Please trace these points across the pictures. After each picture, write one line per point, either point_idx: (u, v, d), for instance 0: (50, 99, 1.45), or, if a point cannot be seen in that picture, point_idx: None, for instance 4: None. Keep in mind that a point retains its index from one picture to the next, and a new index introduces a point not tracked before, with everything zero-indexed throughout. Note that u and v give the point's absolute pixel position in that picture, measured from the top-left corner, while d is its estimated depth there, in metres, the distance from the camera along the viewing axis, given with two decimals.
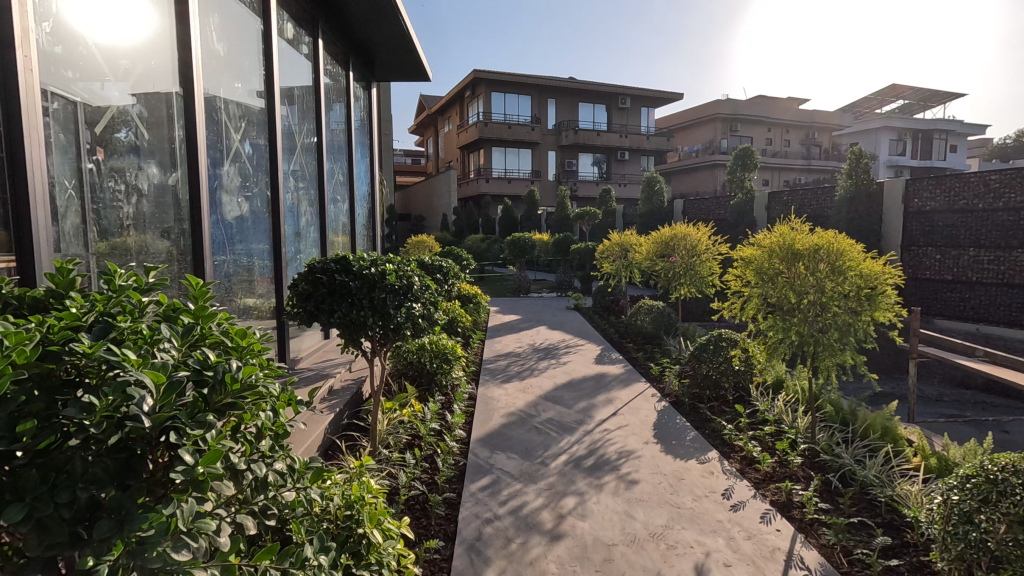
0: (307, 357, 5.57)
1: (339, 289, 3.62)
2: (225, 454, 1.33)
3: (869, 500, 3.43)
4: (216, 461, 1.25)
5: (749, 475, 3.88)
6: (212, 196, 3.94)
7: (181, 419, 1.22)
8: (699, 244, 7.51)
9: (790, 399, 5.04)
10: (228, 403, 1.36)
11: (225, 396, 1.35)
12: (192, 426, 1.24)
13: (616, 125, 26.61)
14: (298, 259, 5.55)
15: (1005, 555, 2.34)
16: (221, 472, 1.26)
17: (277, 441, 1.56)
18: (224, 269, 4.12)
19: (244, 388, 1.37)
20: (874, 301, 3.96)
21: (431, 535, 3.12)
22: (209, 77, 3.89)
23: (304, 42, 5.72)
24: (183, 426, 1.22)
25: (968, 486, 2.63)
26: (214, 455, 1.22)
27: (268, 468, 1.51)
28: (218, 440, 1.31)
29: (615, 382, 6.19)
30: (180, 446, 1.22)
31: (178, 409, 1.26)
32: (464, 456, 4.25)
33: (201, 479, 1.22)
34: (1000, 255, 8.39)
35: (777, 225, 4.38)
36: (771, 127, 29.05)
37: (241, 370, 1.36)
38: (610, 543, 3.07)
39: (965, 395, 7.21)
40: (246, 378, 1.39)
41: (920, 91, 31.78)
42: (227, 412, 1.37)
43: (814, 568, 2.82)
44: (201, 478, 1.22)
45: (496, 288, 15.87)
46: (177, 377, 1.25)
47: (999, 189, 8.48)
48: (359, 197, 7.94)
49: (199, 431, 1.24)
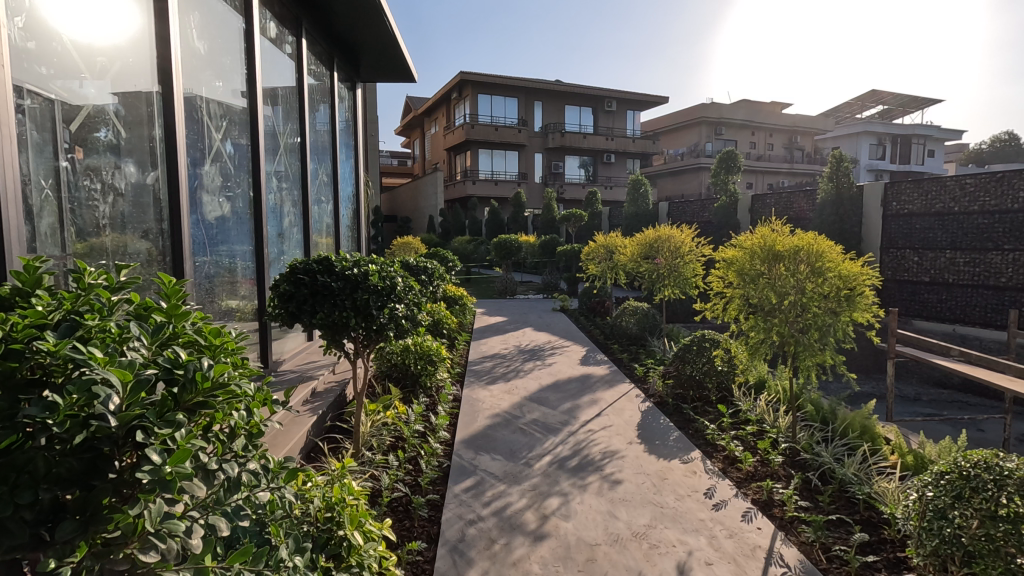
0: (290, 359, 5.52)
1: (322, 290, 3.59)
2: (194, 453, 1.30)
3: (848, 498, 3.48)
4: (186, 461, 1.22)
5: (731, 475, 3.92)
6: (192, 196, 3.89)
7: (148, 417, 1.20)
8: (683, 245, 7.57)
9: (772, 399, 5.10)
10: (199, 402, 1.35)
11: (196, 396, 1.34)
12: (161, 425, 1.22)
13: (603, 128, 26.76)
14: (280, 259, 5.49)
15: (978, 550, 2.38)
16: (191, 472, 1.23)
17: (251, 440, 1.54)
18: (205, 270, 4.06)
19: (215, 387, 1.36)
20: (853, 302, 4.02)
21: (413, 537, 3.10)
22: (189, 75, 3.83)
23: (287, 41, 5.67)
24: (150, 425, 1.20)
25: (942, 483, 2.68)
26: (183, 454, 1.20)
27: (241, 468, 1.47)
28: (188, 440, 1.27)
29: (600, 383, 6.22)
30: (147, 446, 1.19)
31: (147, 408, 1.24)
32: (448, 458, 4.24)
33: (169, 479, 1.19)
34: (975, 258, 8.58)
35: (758, 227, 4.44)
36: (754, 131, 29.41)
37: (212, 368, 1.35)
38: (593, 543, 3.08)
39: (942, 394, 7.35)
40: (218, 377, 1.38)
41: (899, 96, 32.39)
42: (198, 411, 1.35)
43: (793, 565, 2.86)
44: (169, 478, 1.19)
45: (482, 289, 15.87)
46: (145, 375, 1.23)
47: (974, 193, 8.67)
48: (344, 197, 7.89)
49: (168, 430, 1.21)
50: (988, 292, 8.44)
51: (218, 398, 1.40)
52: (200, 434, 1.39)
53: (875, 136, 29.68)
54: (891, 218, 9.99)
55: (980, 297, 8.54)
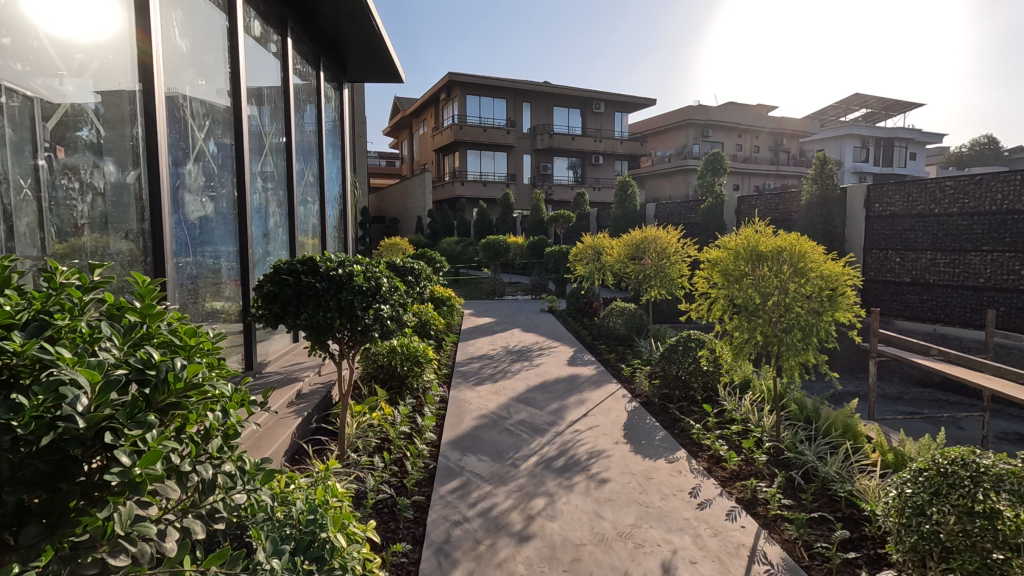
0: (275, 361, 5.46)
1: (306, 290, 3.56)
2: (165, 454, 1.29)
3: (830, 496, 3.51)
4: (156, 463, 1.21)
5: (716, 474, 3.95)
6: (173, 195, 3.83)
7: (118, 419, 1.17)
8: (669, 246, 7.62)
9: (757, 398, 5.14)
10: (171, 403, 1.32)
11: (169, 396, 1.31)
12: (131, 426, 1.19)
13: (591, 130, 26.87)
14: (266, 260, 5.44)
15: (955, 545, 2.42)
16: (160, 474, 1.22)
17: (226, 441, 1.53)
18: (187, 272, 4.01)
19: (188, 387, 1.34)
20: (834, 302, 4.07)
21: (398, 539, 3.08)
22: (171, 73, 3.79)
23: (272, 40, 5.62)
24: (120, 426, 1.18)
25: (921, 480, 2.72)
26: (153, 456, 1.18)
27: (216, 470, 1.47)
28: (159, 441, 1.26)
29: (587, 384, 6.23)
30: (117, 447, 1.17)
31: (117, 409, 1.21)
32: (434, 459, 4.22)
33: (138, 480, 1.19)
34: (955, 259, 8.72)
35: (742, 227, 4.48)
36: (741, 133, 29.68)
37: (185, 368, 1.33)
38: (578, 542, 3.09)
39: (923, 393, 7.46)
40: (191, 378, 1.35)
41: (882, 100, 32.88)
42: (170, 412, 1.33)
43: (776, 563, 2.88)
44: (139, 480, 1.18)
45: (470, 290, 15.84)
46: (114, 375, 1.21)
47: (954, 195, 8.82)
48: (330, 198, 7.84)
49: (139, 430, 1.19)
50: (967, 292, 8.59)
51: (192, 398, 1.38)
52: (173, 435, 1.38)
53: (858, 139, 30.09)
54: (874, 219, 10.13)
55: (960, 297, 8.68)
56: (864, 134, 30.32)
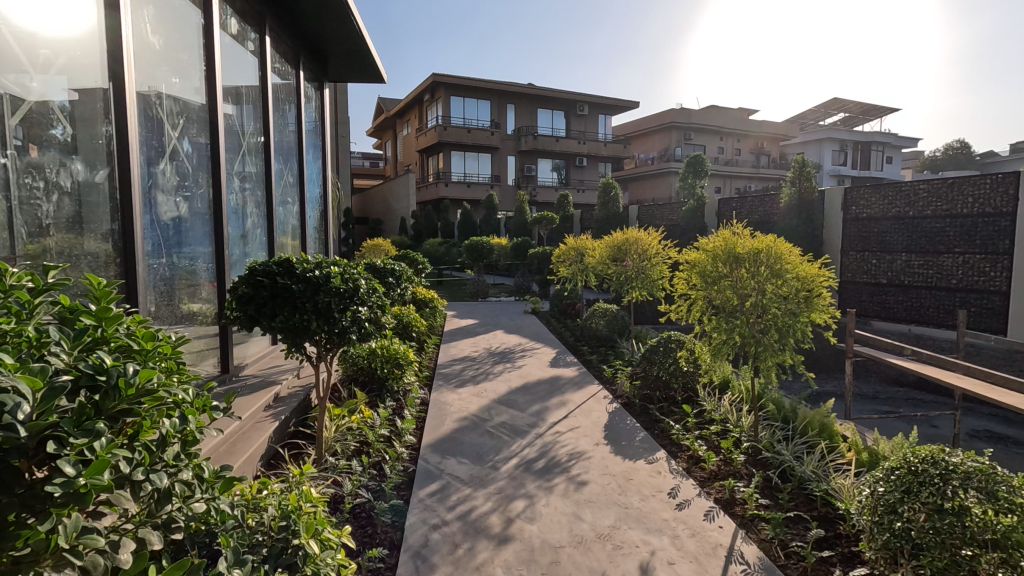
0: (252, 364, 5.37)
1: (282, 292, 3.51)
2: (116, 463, 1.27)
3: (807, 495, 3.55)
4: (103, 472, 1.19)
5: (695, 474, 3.97)
6: (145, 195, 3.75)
7: (63, 427, 1.16)
8: (650, 247, 7.68)
9: (736, 399, 5.19)
10: (122, 409, 1.31)
11: (120, 402, 1.30)
12: (77, 435, 1.18)
13: (575, 132, 26.97)
14: (243, 261, 5.35)
15: (925, 543, 2.46)
16: (108, 484, 1.20)
17: (184, 448, 1.51)
18: (160, 273, 3.92)
19: (140, 394, 1.32)
20: (811, 303, 4.12)
21: (375, 544, 3.04)
22: (144, 71, 3.72)
23: (250, 39, 5.54)
24: (65, 435, 1.17)
25: (892, 479, 2.77)
26: (100, 465, 1.16)
27: (172, 478, 1.47)
28: (109, 449, 1.24)
29: (569, 385, 6.24)
30: (61, 457, 1.15)
31: (63, 417, 1.20)
32: (414, 462, 4.18)
33: (83, 491, 1.16)
34: (928, 260, 8.90)
35: (720, 229, 4.52)
36: (722, 136, 30.03)
37: (137, 375, 1.31)
38: (557, 545, 3.08)
39: (898, 393, 7.60)
40: (144, 384, 1.34)
41: (860, 105, 33.50)
42: (122, 419, 1.31)
43: (753, 563, 2.90)
44: (84, 491, 1.15)
45: (453, 292, 15.78)
46: (59, 381, 1.18)
47: (927, 198, 9.00)
48: (310, 199, 7.74)
49: (85, 439, 1.17)
50: (940, 293, 8.78)
51: (145, 405, 1.36)
52: (127, 442, 1.36)
53: (836, 142, 30.63)
54: (850, 222, 10.32)
55: (933, 298, 8.86)
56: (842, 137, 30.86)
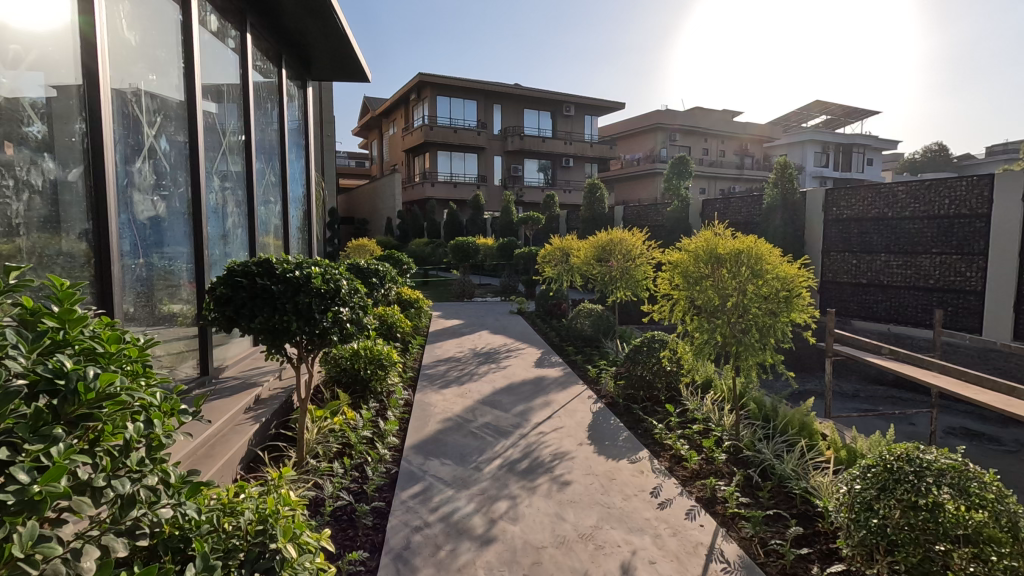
0: (232, 366, 5.31)
1: (261, 293, 3.47)
2: (73, 469, 1.27)
3: (786, 493, 3.59)
4: (60, 479, 1.19)
5: (677, 473, 4.00)
6: (121, 194, 3.68)
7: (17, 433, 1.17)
8: (634, 248, 7.73)
9: (718, 398, 5.23)
10: (82, 414, 1.31)
11: (79, 407, 1.30)
12: (32, 441, 1.18)
13: (561, 132, 27.03)
14: (223, 261, 5.28)
15: (900, 539, 2.49)
16: (65, 490, 1.20)
17: (151, 453, 1.49)
18: (137, 274, 3.85)
19: (101, 398, 1.32)
20: (790, 303, 4.17)
21: (355, 547, 3.02)
22: (120, 68, 3.65)
23: (230, 36, 5.46)
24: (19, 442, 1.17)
25: (869, 476, 2.81)
26: (56, 471, 1.16)
27: (138, 484, 1.44)
28: (67, 455, 1.24)
29: (553, 385, 6.25)
30: (16, 464, 1.16)
31: (18, 423, 1.21)
32: (397, 464, 4.15)
33: (38, 499, 1.16)
34: (907, 261, 9.05)
35: (701, 230, 4.56)
36: (707, 137, 30.30)
37: (98, 379, 1.31)
38: (540, 545, 3.08)
39: (878, 391, 7.73)
40: (105, 388, 1.34)
41: (841, 107, 34.01)
42: (81, 424, 1.31)
43: (733, 561, 2.92)
44: (38, 498, 1.15)
45: (439, 292, 15.73)
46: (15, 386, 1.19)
47: (905, 200, 9.15)
48: (293, 198, 7.66)
49: (41, 445, 1.18)
50: (918, 293, 8.93)
51: (106, 409, 1.36)
52: (88, 447, 1.36)
53: (818, 144, 31.06)
54: (832, 223, 10.46)
55: (911, 297, 9.01)
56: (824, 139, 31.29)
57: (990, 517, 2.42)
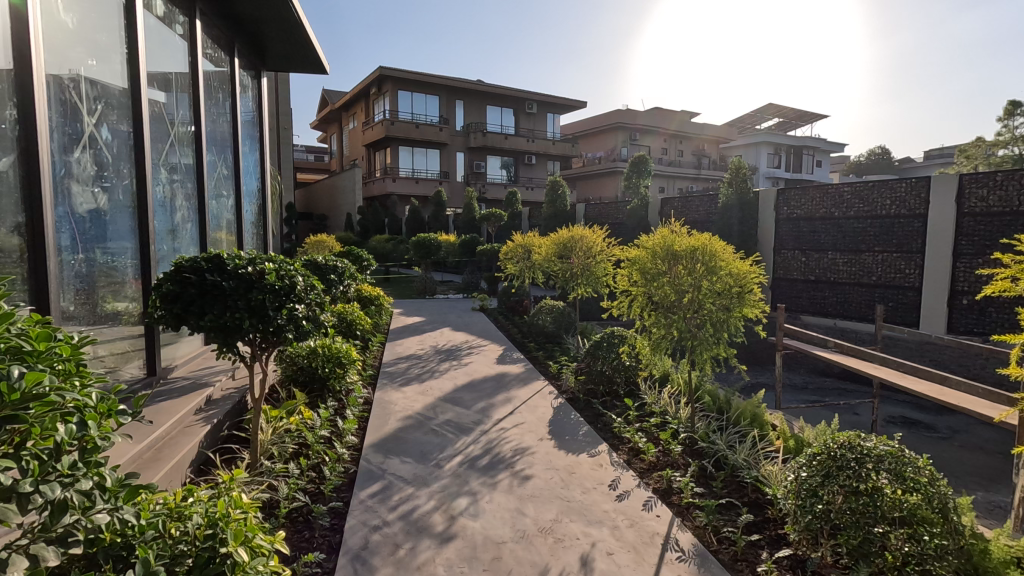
0: (182, 365, 5.10)
1: (212, 290, 3.35)
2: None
3: (738, 482, 3.72)
4: None
5: (635, 465, 4.08)
6: (57, 185, 3.47)
7: None
8: (595, 245, 7.83)
9: (674, 391, 5.36)
10: (7, 416, 1.24)
11: (4, 409, 1.23)
12: None
13: (524, 129, 27.09)
14: (171, 257, 5.06)
15: (842, 523, 2.62)
16: None
17: (83, 457, 1.42)
18: (75, 270, 3.64)
19: (27, 399, 1.25)
20: (743, 299, 4.31)
21: (311, 549, 2.95)
22: (55, 52, 3.44)
23: (178, 22, 5.23)
24: None
25: (815, 464, 2.93)
26: None
27: (70, 491, 1.37)
28: None
29: (515, 381, 6.28)
30: None
31: None
32: (355, 463, 4.09)
33: None
34: (852, 259, 9.49)
35: (659, 228, 4.66)
36: (666, 137, 30.94)
37: (23, 379, 1.24)
38: (500, 540, 3.09)
39: (824, 383, 8.09)
40: (31, 388, 1.27)
41: (792, 111, 35.30)
42: (6, 425, 1.24)
43: (687, 549, 3.01)
44: None
45: (400, 289, 15.55)
46: None
47: (851, 200, 9.57)
48: (247, 192, 7.41)
49: None
50: (862, 289, 9.37)
51: (32, 410, 1.29)
52: (11, 453, 1.28)
53: (771, 146, 32.18)
54: (783, 222, 10.86)
55: (855, 293, 9.45)
56: (777, 141, 32.42)
57: (923, 500, 2.57)
